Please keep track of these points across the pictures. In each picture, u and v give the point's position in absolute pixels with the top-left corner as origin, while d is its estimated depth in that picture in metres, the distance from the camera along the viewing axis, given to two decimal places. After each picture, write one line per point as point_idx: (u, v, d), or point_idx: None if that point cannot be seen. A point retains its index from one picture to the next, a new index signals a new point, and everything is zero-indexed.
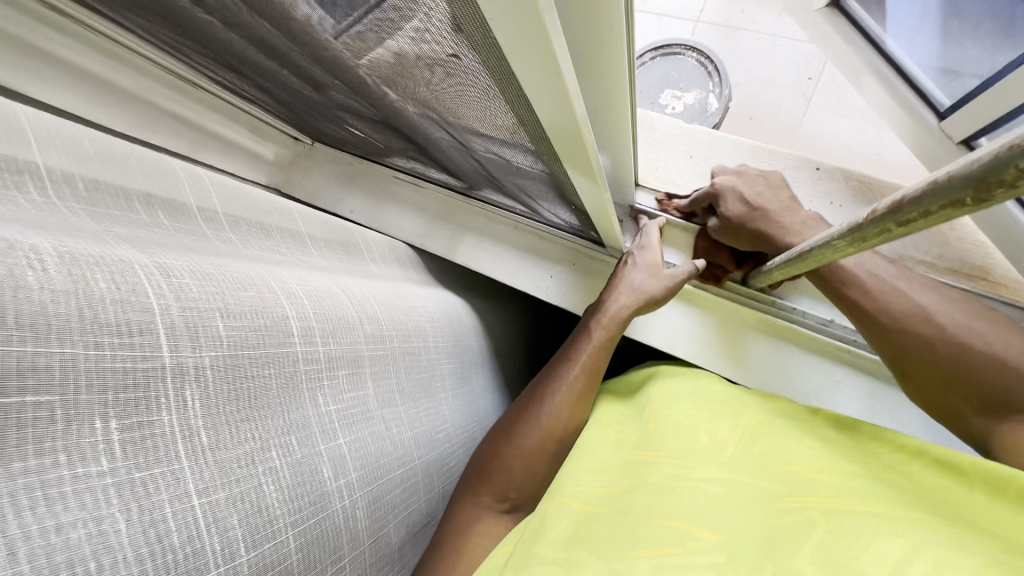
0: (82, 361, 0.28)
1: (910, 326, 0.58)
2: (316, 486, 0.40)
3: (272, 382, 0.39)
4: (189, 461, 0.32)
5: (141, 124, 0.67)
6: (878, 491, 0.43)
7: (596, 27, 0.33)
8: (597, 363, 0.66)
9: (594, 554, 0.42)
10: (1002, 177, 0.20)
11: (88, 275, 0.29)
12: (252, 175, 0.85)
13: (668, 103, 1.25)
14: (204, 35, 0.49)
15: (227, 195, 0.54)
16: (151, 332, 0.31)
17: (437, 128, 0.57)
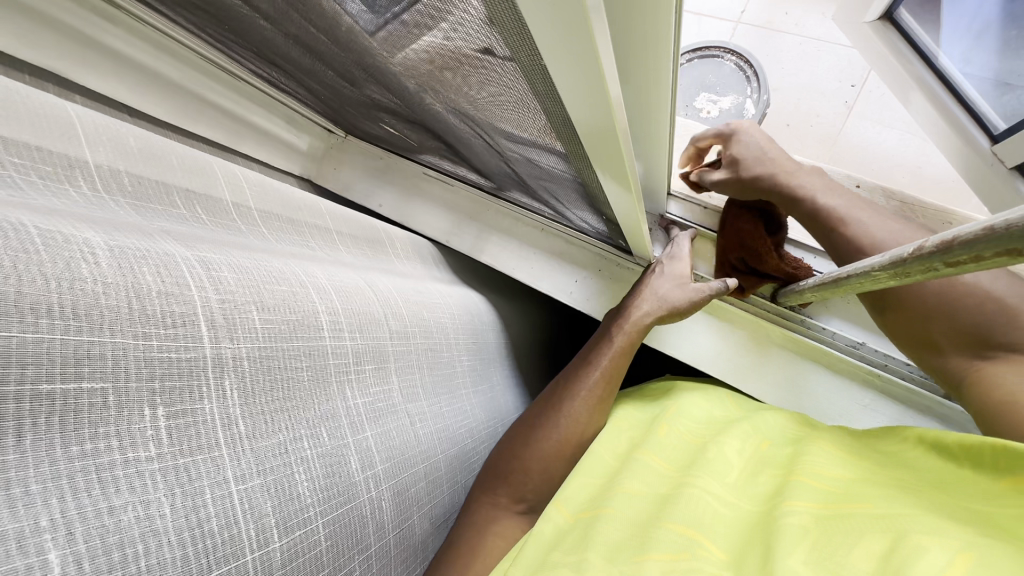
0: (132, 351, 0.29)
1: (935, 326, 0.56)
2: (345, 479, 0.41)
3: (305, 374, 0.40)
4: (228, 448, 0.33)
5: (183, 116, 0.68)
6: (885, 490, 0.42)
7: (637, 25, 0.32)
8: (617, 370, 0.66)
9: (603, 558, 0.41)
10: None
11: (137, 268, 0.30)
12: (285, 165, 0.87)
13: (703, 107, 1.24)
14: (250, 33, 0.50)
15: (258, 189, 0.55)
16: (193, 323, 0.33)
17: (472, 130, 0.57)
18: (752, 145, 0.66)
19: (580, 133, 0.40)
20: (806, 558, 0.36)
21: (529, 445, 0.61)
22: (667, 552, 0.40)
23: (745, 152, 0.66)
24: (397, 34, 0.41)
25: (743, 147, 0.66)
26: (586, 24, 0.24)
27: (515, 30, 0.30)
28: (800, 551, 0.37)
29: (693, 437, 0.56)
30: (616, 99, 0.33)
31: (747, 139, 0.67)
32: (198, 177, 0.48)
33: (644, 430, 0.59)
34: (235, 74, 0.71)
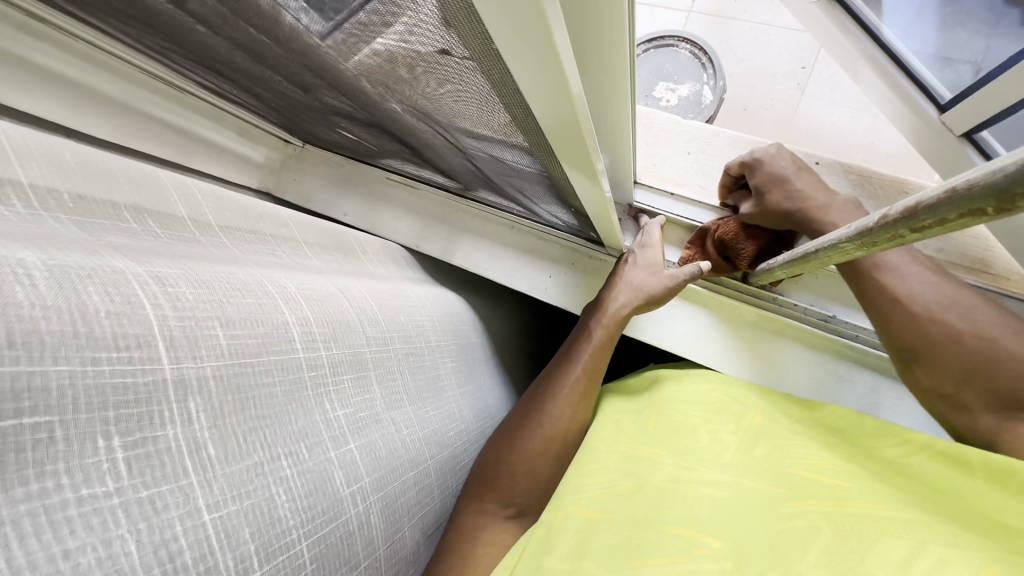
0: (80, 378, 0.27)
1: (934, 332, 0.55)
2: (329, 495, 0.39)
3: (279, 387, 0.38)
4: (198, 476, 0.31)
5: (124, 133, 0.65)
6: (881, 488, 0.42)
7: (584, 18, 0.31)
8: (598, 362, 0.66)
9: (600, 563, 0.41)
10: None
11: (81, 288, 0.28)
12: (242, 180, 0.84)
13: (662, 96, 1.25)
14: (189, 40, 0.47)
15: (214, 201, 0.53)
16: (151, 345, 0.30)
17: (432, 130, 0.55)
18: (780, 172, 0.65)
19: (546, 131, 0.40)
20: (807, 559, 0.36)
21: (516, 447, 0.61)
22: (666, 556, 0.40)
23: (770, 179, 0.65)
24: (351, 36, 0.39)
25: (771, 173, 0.65)
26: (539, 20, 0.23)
27: (470, 26, 0.29)
28: (801, 560, 0.37)
29: (685, 423, 0.55)
30: (579, 94, 0.32)
31: (773, 165, 0.65)
32: (147, 191, 0.46)
33: (634, 421, 0.59)
34: (181, 90, 0.69)
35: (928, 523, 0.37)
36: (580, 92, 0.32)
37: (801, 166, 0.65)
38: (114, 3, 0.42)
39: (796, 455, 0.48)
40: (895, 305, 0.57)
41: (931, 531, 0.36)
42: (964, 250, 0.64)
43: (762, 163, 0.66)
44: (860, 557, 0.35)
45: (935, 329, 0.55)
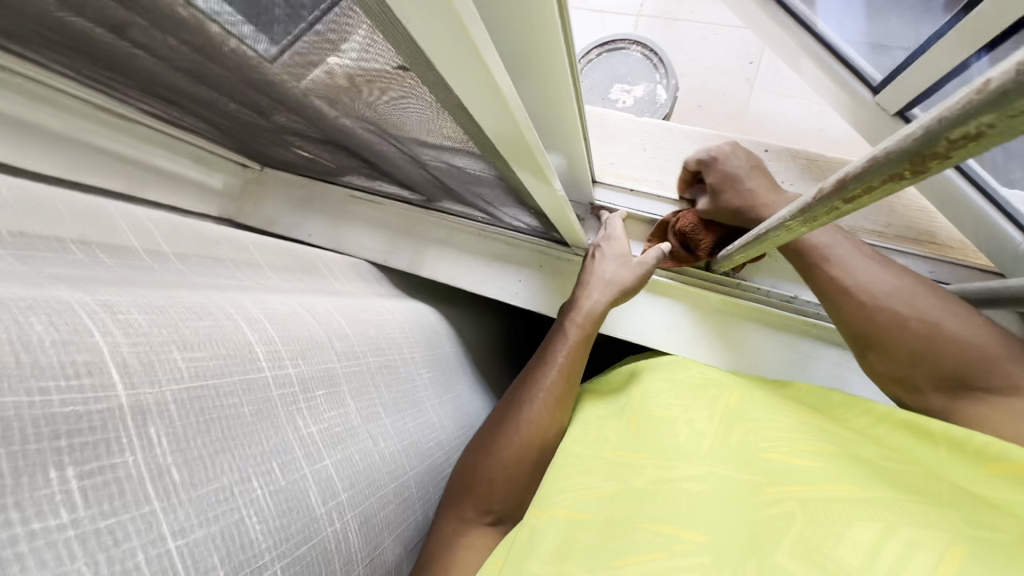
0: (27, 409, 0.26)
1: (888, 316, 0.55)
2: (304, 513, 0.38)
3: (245, 410, 0.37)
4: (161, 501, 0.30)
5: (72, 167, 0.65)
6: (851, 472, 0.41)
7: (513, 20, 0.32)
8: (572, 364, 0.66)
9: (582, 566, 0.41)
10: (936, 150, 0.21)
11: (23, 319, 0.27)
12: (200, 208, 0.83)
13: (618, 98, 1.28)
14: (130, 68, 0.47)
15: (168, 232, 0.52)
16: (102, 371, 0.30)
17: (387, 144, 0.55)
18: (734, 170, 0.65)
19: (495, 139, 0.40)
20: (782, 547, 0.36)
21: (493, 453, 0.60)
22: (647, 554, 0.39)
23: (723, 178, 0.65)
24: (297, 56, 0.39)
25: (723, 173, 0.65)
26: (463, 31, 0.24)
27: (408, 46, 0.30)
28: (775, 550, 0.36)
29: (663, 411, 0.56)
30: (515, 101, 0.32)
31: (728, 163, 0.66)
32: (92, 223, 0.45)
33: (617, 421, 0.59)
34: (130, 119, 0.68)
35: (900, 506, 0.36)
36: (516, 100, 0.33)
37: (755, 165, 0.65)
38: (48, 34, 0.41)
39: (767, 437, 0.47)
40: (844, 288, 0.58)
41: (899, 513, 0.35)
42: (910, 223, 0.67)
43: (717, 161, 0.66)
44: (835, 545, 0.35)
45: (878, 306, 0.55)
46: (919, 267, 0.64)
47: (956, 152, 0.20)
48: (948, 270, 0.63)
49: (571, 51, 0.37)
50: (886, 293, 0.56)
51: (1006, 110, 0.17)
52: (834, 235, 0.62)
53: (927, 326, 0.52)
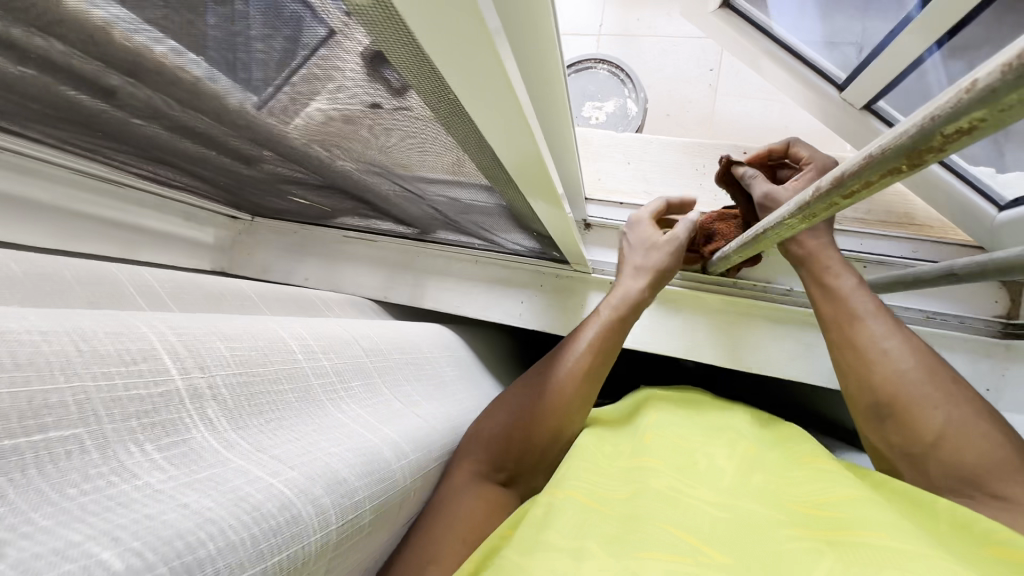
0: (96, 393, 0.25)
1: (907, 390, 0.50)
2: (381, 465, 0.37)
3: (291, 395, 0.36)
4: (240, 458, 0.29)
5: (65, 238, 0.64)
6: (883, 512, 0.39)
7: (531, 53, 0.34)
8: (608, 348, 0.63)
9: (599, 548, 0.40)
10: (931, 144, 0.23)
11: (75, 320, 0.28)
12: (192, 263, 0.84)
13: (591, 115, 1.31)
14: (128, 134, 0.47)
15: (172, 286, 0.50)
16: (154, 357, 0.29)
17: (386, 181, 0.56)
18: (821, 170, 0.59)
19: (508, 168, 0.42)
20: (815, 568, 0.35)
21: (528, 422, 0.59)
22: (668, 554, 0.38)
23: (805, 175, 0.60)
24: (285, 109, 0.40)
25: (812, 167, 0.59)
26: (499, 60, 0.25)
27: (431, 84, 0.31)
28: None
29: (682, 439, 0.57)
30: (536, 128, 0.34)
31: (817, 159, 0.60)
32: (100, 286, 0.43)
33: (628, 440, 0.60)
34: (119, 182, 0.69)
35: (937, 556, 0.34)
36: (534, 129, 0.34)
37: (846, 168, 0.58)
38: (47, 109, 0.42)
39: (799, 484, 0.47)
40: (862, 355, 0.53)
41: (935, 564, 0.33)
42: (888, 207, 0.70)
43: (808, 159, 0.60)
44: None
45: (899, 388, 0.50)
46: (903, 248, 0.67)
47: (950, 146, 0.22)
48: (931, 249, 0.66)
49: (563, 78, 0.38)
50: (906, 367, 0.51)
51: (997, 104, 0.19)
52: (864, 297, 0.56)
53: (942, 421, 0.48)
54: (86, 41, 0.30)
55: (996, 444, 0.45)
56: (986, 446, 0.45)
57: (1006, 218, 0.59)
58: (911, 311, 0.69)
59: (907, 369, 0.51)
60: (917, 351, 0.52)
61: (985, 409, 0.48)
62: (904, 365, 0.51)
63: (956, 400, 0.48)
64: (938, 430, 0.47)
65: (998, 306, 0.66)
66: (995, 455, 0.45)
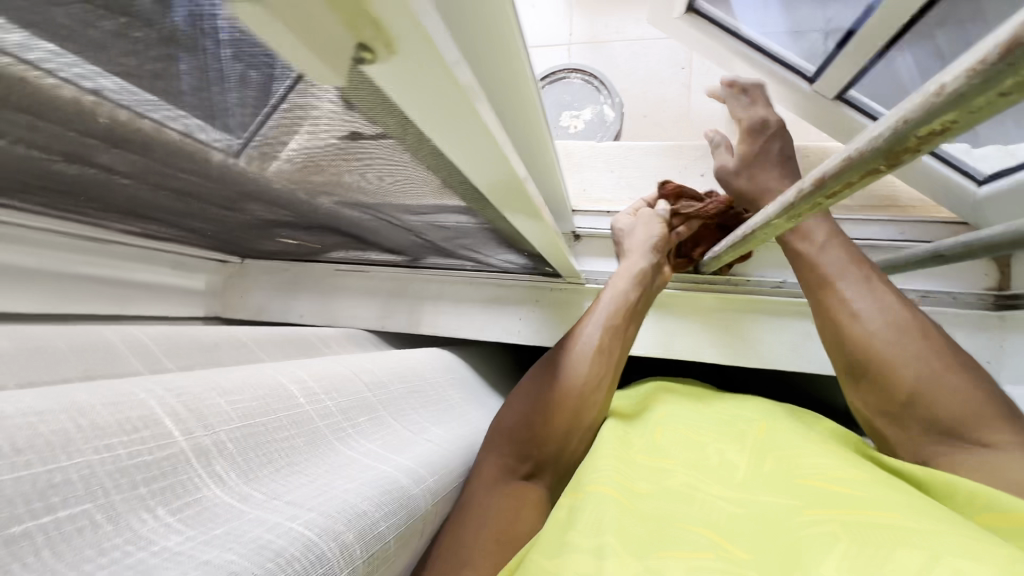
0: (100, 466, 0.24)
1: (883, 352, 0.50)
2: (404, 491, 0.35)
3: (299, 440, 0.35)
4: (253, 507, 0.28)
5: (54, 301, 0.64)
6: (896, 498, 0.38)
7: (496, 69, 0.34)
8: (617, 326, 0.63)
9: (628, 550, 0.38)
10: (907, 145, 0.23)
11: (69, 396, 0.27)
12: (185, 310, 0.84)
13: (570, 124, 1.34)
14: (110, 195, 0.47)
15: (168, 343, 0.50)
16: (157, 422, 0.28)
17: (368, 214, 0.55)
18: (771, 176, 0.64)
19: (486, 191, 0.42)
20: (829, 553, 0.34)
21: (544, 418, 0.57)
22: (690, 550, 0.38)
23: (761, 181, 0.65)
24: (267, 161, 0.39)
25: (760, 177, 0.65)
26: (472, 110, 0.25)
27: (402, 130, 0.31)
28: (821, 564, 0.34)
29: (693, 437, 0.57)
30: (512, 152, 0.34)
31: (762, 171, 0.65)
32: (95, 351, 0.43)
33: (641, 436, 0.59)
34: (103, 240, 0.68)
35: (946, 530, 0.33)
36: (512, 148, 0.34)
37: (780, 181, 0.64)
38: (27, 179, 0.42)
39: (811, 462, 0.46)
40: (837, 321, 0.54)
41: (944, 536, 0.32)
42: (870, 194, 0.72)
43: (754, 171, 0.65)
44: (883, 561, 0.32)
45: (876, 350, 0.51)
46: (891, 231, 0.68)
47: (925, 145, 0.22)
48: (917, 229, 0.67)
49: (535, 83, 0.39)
50: (880, 327, 0.51)
51: (967, 106, 0.19)
52: (834, 257, 0.56)
53: (918, 375, 0.48)
54: (61, 115, 0.30)
55: (970, 398, 0.46)
56: (963, 401, 0.46)
57: (989, 192, 0.60)
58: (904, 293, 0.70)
59: (881, 328, 0.51)
60: (886, 305, 0.52)
61: (961, 362, 0.48)
62: (879, 326, 0.51)
63: (930, 356, 0.49)
64: (919, 388, 0.48)
65: (988, 280, 0.68)
66: (972, 413, 0.45)
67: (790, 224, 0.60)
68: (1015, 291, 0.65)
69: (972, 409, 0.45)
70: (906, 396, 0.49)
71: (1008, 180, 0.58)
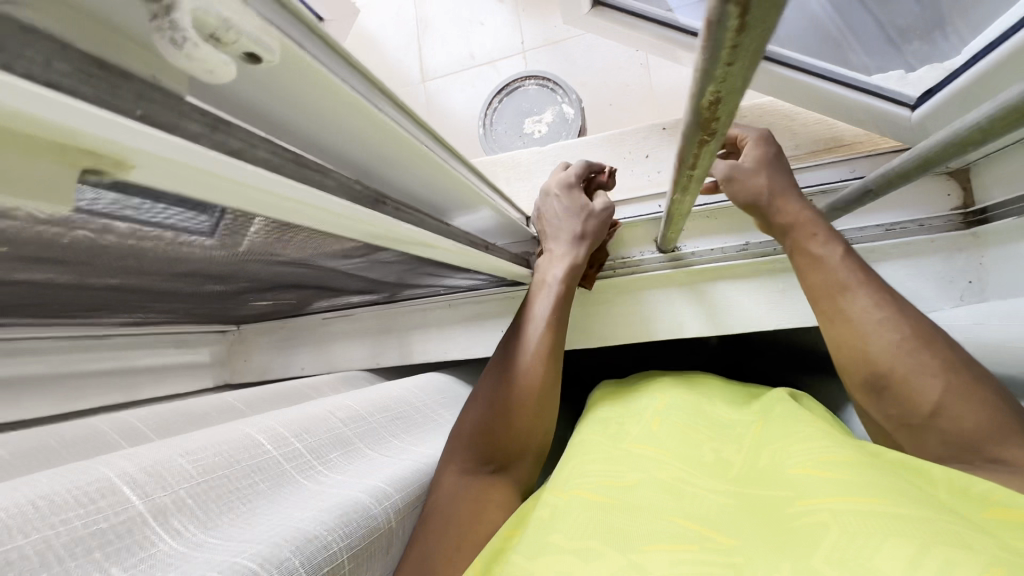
0: (55, 539, 0.27)
1: (904, 360, 0.47)
2: (362, 511, 0.39)
3: (262, 484, 0.39)
4: (206, 549, 0.31)
5: (67, 400, 0.69)
6: (883, 478, 0.38)
7: (371, 134, 0.35)
8: (559, 316, 0.65)
9: (612, 545, 0.39)
10: (707, 116, 0.24)
11: (30, 486, 0.30)
12: (195, 384, 0.89)
13: (534, 130, 1.37)
14: (81, 299, 0.52)
15: (158, 421, 0.54)
16: (114, 492, 0.31)
17: (310, 267, 0.57)
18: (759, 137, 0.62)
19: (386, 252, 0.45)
20: (821, 545, 0.34)
21: (504, 420, 0.59)
22: (672, 543, 0.39)
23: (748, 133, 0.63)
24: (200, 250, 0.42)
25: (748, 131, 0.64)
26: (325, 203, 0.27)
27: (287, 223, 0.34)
28: (809, 555, 0.33)
29: (692, 434, 0.57)
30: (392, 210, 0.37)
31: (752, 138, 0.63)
32: (88, 441, 0.47)
33: (635, 427, 0.60)
34: (102, 333, 0.74)
35: (933, 520, 0.32)
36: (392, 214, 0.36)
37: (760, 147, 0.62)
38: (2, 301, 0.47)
39: (798, 446, 0.45)
40: (856, 327, 0.51)
41: (928, 527, 0.32)
42: (814, 137, 0.71)
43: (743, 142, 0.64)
44: (871, 550, 0.32)
45: (895, 358, 0.48)
46: (841, 171, 0.67)
47: (718, 113, 0.24)
48: (866, 164, 0.66)
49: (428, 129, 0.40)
50: (898, 339, 0.48)
51: (715, 78, 0.20)
52: (853, 269, 0.54)
53: (941, 388, 0.45)
54: None
55: (987, 412, 0.42)
56: (977, 413, 0.43)
57: (922, 115, 0.59)
58: (869, 230, 0.69)
59: (900, 340, 0.48)
60: (912, 321, 0.49)
61: (980, 375, 0.45)
62: (894, 338, 0.48)
63: (948, 369, 0.46)
64: (935, 399, 0.45)
65: (952, 200, 0.66)
66: (987, 427, 0.42)
67: (788, 231, 0.59)
68: (982, 205, 0.63)
69: (986, 424, 0.42)
70: (921, 408, 0.45)
71: (936, 101, 0.57)
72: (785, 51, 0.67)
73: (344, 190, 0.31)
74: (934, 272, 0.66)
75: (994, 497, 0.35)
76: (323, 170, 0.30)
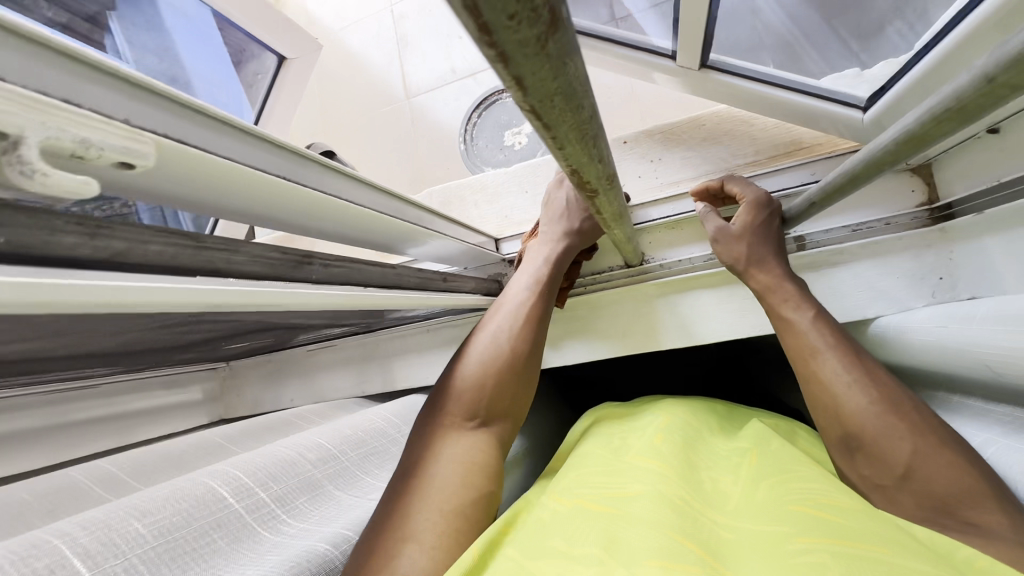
0: None
1: (875, 423, 0.48)
2: (318, 564, 0.41)
3: (221, 541, 0.40)
4: None
5: (59, 450, 0.71)
6: (887, 537, 0.37)
7: (285, 205, 0.37)
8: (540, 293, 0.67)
9: (616, 559, 0.38)
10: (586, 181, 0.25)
11: None
12: (188, 423, 0.91)
13: (513, 142, 1.38)
14: (55, 365, 0.53)
15: (135, 472, 0.55)
16: (65, 564, 0.32)
17: (239, 320, 0.56)
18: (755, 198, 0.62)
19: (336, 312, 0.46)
20: None
21: (485, 379, 0.60)
22: (671, 556, 0.37)
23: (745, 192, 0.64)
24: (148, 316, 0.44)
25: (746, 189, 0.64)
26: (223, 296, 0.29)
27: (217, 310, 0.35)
28: None
29: (693, 458, 0.55)
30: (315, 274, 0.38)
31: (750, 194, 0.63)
32: (63, 498, 0.48)
33: (639, 437, 0.58)
34: (90, 382, 0.75)
35: None
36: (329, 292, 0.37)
37: (756, 208, 0.62)
38: None
39: (800, 490, 0.44)
40: (827, 389, 0.51)
41: None
42: (774, 141, 0.71)
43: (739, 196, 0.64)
44: None
45: (866, 420, 0.48)
46: (802, 174, 0.67)
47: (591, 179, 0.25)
48: (826, 166, 0.66)
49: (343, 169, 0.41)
50: (869, 401, 0.49)
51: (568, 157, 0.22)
52: (824, 330, 0.55)
53: (909, 452, 0.45)
54: None
55: (958, 472, 0.42)
56: (949, 473, 0.43)
57: (873, 116, 0.58)
58: (835, 231, 0.68)
59: (870, 402, 0.49)
60: (879, 385, 0.50)
61: (948, 437, 0.45)
62: (865, 400, 0.49)
63: (917, 431, 0.46)
64: (906, 461, 0.45)
65: (917, 196, 0.65)
66: (959, 489, 0.42)
67: (760, 295, 0.60)
68: (946, 200, 0.62)
69: (958, 486, 0.42)
70: (894, 469, 0.45)
71: (885, 101, 0.56)
72: (734, 60, 0.67)
73: (253, 265, 0.32)
74: (903, 270, 0.65)
75: (982, 559, 0.35)
76: (232, 248, 0.31)
